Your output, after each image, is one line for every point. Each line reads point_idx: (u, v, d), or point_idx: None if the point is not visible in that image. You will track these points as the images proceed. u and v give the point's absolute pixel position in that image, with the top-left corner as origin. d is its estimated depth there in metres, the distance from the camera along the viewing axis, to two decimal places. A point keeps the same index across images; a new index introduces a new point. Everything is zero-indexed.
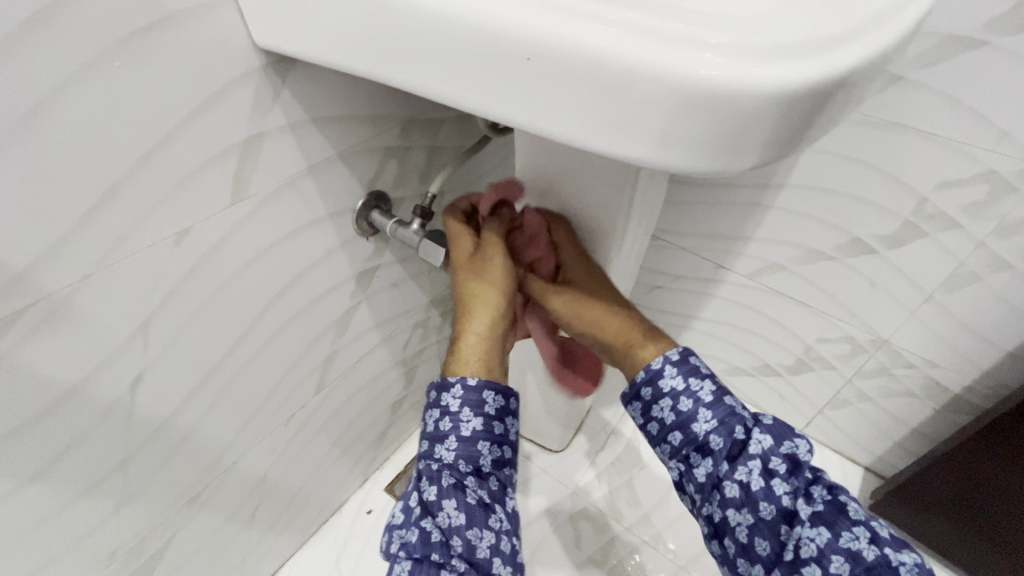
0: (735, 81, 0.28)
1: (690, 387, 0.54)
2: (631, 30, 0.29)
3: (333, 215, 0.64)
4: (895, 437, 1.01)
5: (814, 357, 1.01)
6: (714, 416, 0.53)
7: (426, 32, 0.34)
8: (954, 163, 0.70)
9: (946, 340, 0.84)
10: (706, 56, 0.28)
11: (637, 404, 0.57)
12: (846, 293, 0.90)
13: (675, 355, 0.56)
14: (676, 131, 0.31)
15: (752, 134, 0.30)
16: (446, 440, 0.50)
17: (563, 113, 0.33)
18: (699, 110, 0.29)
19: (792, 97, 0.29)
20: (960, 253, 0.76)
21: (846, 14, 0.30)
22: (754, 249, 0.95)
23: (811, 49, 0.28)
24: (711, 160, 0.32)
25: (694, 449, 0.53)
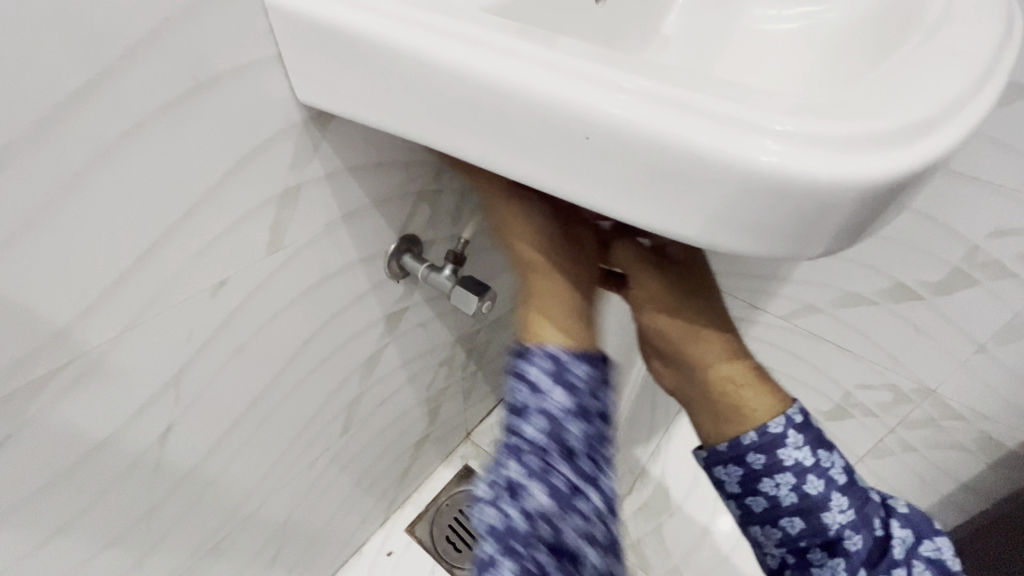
0: (798, 170, 0.27)
1: (820, 464, 0.48)
2: (688, 111, 0.29)
3: (365, 260, 0.63)
4: (942, 491, 0.95)
5: (853, 403, 0.97)
6: (850, 510, 0.47)
7: (482, 106, 0.34)
8: (1008, 211, 0.67)
9: (1000, 393, 0.79)
10: (766, 142, 0.28)
11: (739, 472, 0.49)
12: (889, 340, 0.86)
13: (798, 417, 0.49)
14: (732, 214, 0.30)
15: (817, 223, 0.29)
16: (528, 415, 0.39)
17: (618, 190, 0.32)
18: (757, 195, 0.28)
19: (863, 185, 0.27)
20: (1014, 303, 0.72)
21: (919, 92, 0.29)
22: (790, 290, 0.92)
23: (884, 136, 0.27)
24: (771, 245, 0.30)
25: (820, 543, 0.47)
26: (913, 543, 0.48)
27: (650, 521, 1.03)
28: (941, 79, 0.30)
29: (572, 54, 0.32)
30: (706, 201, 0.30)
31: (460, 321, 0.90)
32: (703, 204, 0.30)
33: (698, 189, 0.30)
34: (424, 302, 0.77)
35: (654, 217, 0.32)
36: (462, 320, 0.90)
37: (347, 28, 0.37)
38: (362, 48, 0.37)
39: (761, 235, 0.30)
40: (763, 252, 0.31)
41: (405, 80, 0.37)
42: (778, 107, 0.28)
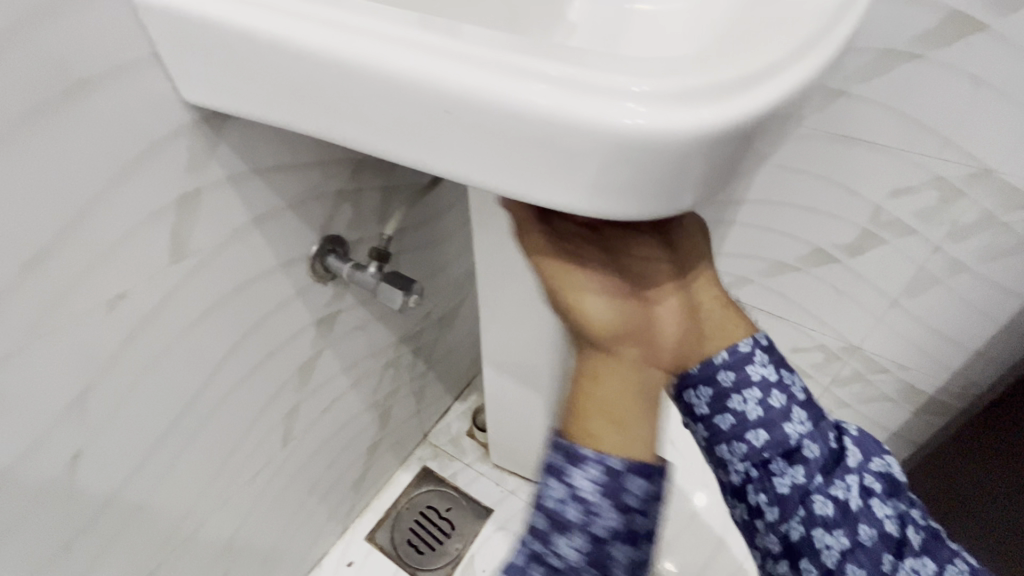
0: (659, 126, 0.28)
1: (782, 380, 0.52)
2: (553, 80, 0.30)
3: (286, 264, 0.62)
4: (876, 442, 1.00)
5: (791, 367, 1.01)
6: (807, 422, 0.50)
7: (358, 90, 0.34)
8: (903, 171, 0.71)
9: (915, 343, 0.84)
10: (626, 102, 0.28)
11: (708, 393, 0.52)
12: (814, 303, 0.90)
13: (764, 340, 0.53)
14: (607, 176, 0.30)
15: (684, 175, 0.30)
16: (570, 532, 0.41)
17: (495, 164, 0.33)
18: (626, 155, 0.29)
19: (719, 136, 0.28)
20: (918, 257, 0.76)
21: (765, 46, 0.30)
22: (721, 264, 0.96)
23: (734, 87, 0.28)
24: (645, 203, 0.31)
25: (782, 454, 0.49)
26: (868, 460, 0.49)
27: None
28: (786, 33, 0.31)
29: (441, 34, 0.32)
30: (581, 167, 0.31)
31: (402, 321, 0.89)
32: (579, 170, 0.31)
33: (572, 156, 0.31)
34: (357, 303, 0.76)
35: (537, 188, 0.33)
36: (404, 319, 0.89)
37: (220, 19, 0.37)
38: (238, 40, 0.37)
39: (637, 194, 0.31)
40: (640, 213, 0.32)
41: (283, 70, 0.36)
42: (634, 67, 0.29)
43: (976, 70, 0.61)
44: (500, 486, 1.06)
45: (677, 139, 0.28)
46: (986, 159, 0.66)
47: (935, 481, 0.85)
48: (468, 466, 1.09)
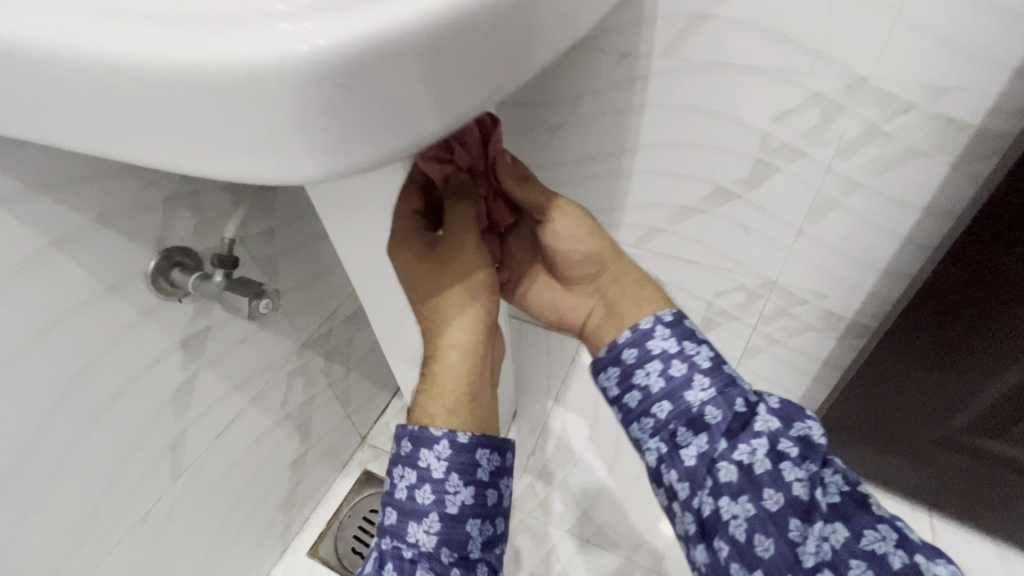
0: (340, 47, 0.24)
1: (685, 351, 0.51)
2: (210, 25, 0.25)
3: (119, 288, 0.56)
4: (810, 374, 0.99)
5: (718, 312, 0.99)
6: (712, 387, 0.49)
7: (26, 84, 0.28)
8: (781, 92, 0.68)
9: (827, 270, 0.82)
10: (297, 24, 0.24)
11: (617, 372, 0.53)
12: (724, 243, 0.87)
13: (668, 316, 0.53)
14: (304, 127, 0.27)
15: (393, 102, 0.28)
16: (426, 520, 0.47)
17: (199, 136, 0.27)
18: (315, 91, 0.25)
19: (420, 38, 0.26)
20: (813, 180, 0.73)
21: None
22: (630, 217, 0.92)
23: None
24: (362, 145, 0.29)
25: (687, 424, 0.49)
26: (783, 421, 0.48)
27: (556, 475, 1.02)
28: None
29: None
30: (270, 123, 0.26)
31: (301, 326, 0.83)
32: (270, 128, 0.26)
33: (252, 112, 0.26)
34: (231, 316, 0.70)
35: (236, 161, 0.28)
36: (302, 324, 0.84)
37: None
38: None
39: (348, 139, 0.28)
40: (389, 141, 0.29)
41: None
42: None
43: None
44: None
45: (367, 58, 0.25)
46: (857, 69, 0.62)
47: (872, 399, 0.82)
48: None
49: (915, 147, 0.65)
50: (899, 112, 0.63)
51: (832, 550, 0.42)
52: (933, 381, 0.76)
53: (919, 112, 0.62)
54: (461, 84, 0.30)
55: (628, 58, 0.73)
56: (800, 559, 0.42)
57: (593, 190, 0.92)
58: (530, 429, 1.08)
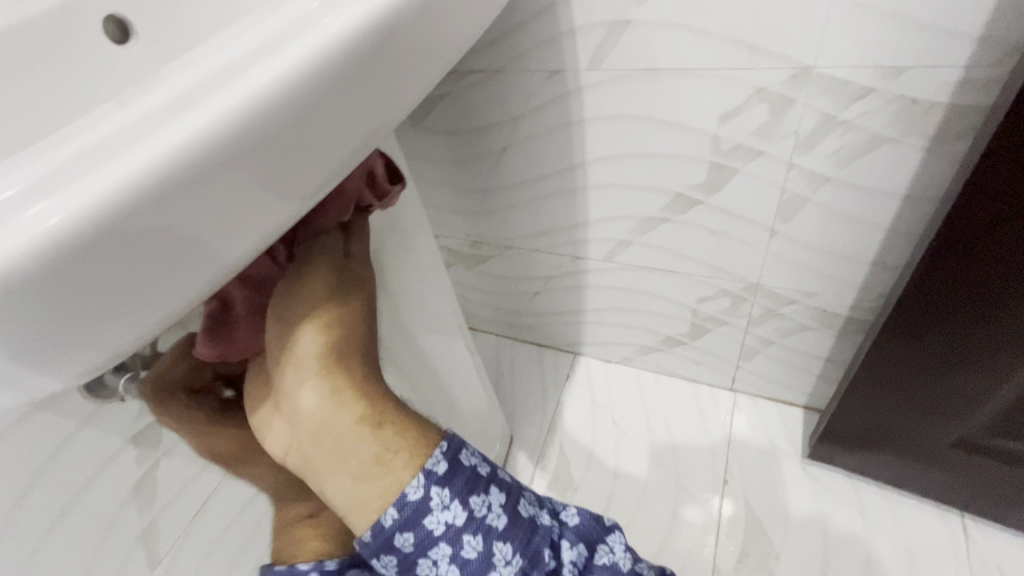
0: (79, 223, 0.21)
1: (469, 515, 0.42)
2: None
3: (48, 402, 0.55)
4: (814, 372, 0.91)
5: (704, 318, 0.92)
6: (517, 547, 0.42)
7: None
8: (722, 91, 0.61)
9: (811, 268, 0.74)
10: (25, 214, 0.21)
11: (402, 535, 0.41)
12: (696, 249, 0.81)
13: (439, 468, 0.42)
14: (49, 322, 0.22)
15: (178, 239, 0.24)
16: None
17: None
18: (54, 280, 0.21)
19: (183, 174, 0.23)
20: (777, 178, 0.66)
21: (206, 65, 0.25)
22: (595, 231, 0.87)
23: (161, 125, 0.23)
24: (145, 301, 0.24)
25: (452, 554, 0.41)
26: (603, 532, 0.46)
27: None
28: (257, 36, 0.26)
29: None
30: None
31: None
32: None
33: None
34: None
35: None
36: None
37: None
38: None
39: (111, 302, 0.23)
40: (200, 273, 0.26)
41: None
42: (27, 170, 0.22)
43: None
44: None
45: (119, 216, 0.22)
46: (800, 57, 0.55)
47: (868, 408, 0.76)
48: None
49: (881, 133, 0.57)
50: (855, 99, 0.56)
51: None
52: (928, 387, 0.70)
53: (879, 96, 0.54)
54: (269, 178, 0.26)
55: (556, 75, 0.68)
56: None
57: (553, 210, 0.87)
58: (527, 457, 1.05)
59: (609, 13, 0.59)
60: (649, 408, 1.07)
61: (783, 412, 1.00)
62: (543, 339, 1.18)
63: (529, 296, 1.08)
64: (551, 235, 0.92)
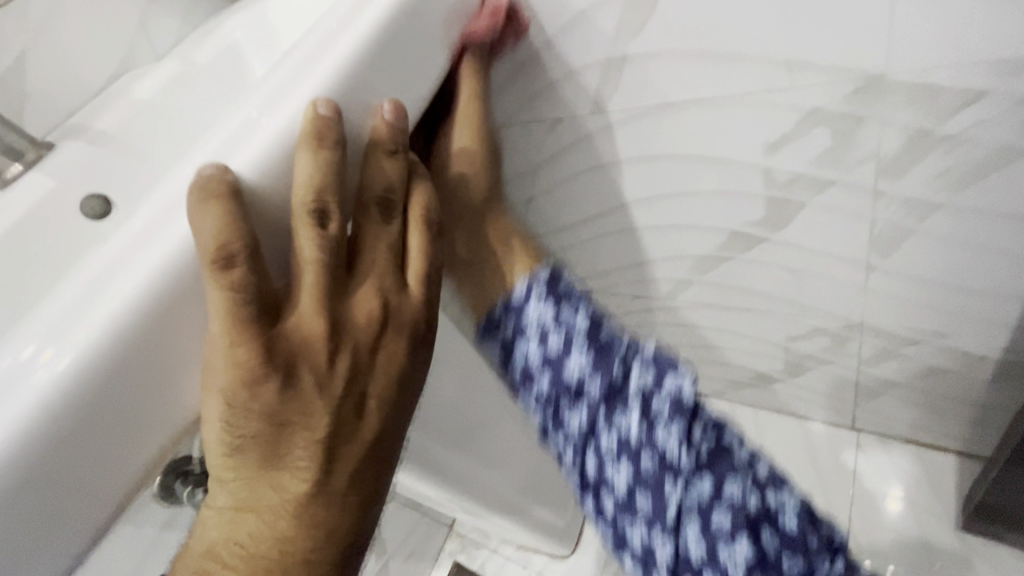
0: (84, 359, 0.25)
1: (562, 319, 0.44)
2: None
3: None
4: (964, 416, 0.71)
5: (800, 356, 0.76)
6: (588, 352, 0.43)
7: None
8: (763, 118, 0.47)
9: (934, 305, 0.56)
10: (30, 378, 0.25)
11: (512, 325, 0.47)
12: (773, 287, 0.66)
13: (545, 279, 0.46)
14: (71, 483, 0.26)
15: (155, 378, 0.27)
16: None
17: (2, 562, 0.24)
18: (69, 421, 0.25)
19: (150, 321, 0.27)
20: (860, 209, 0.50)
21: (147, 223, 0.29)
22: (647, 271, 0.75)
23: (115, 287, 0.27)
24: (157, 410, 0.28)
25: (585, 395, 0.43)
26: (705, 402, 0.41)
27: None
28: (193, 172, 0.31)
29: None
30: (31, 497, 0.25)
31: None
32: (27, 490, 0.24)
33: (21, 515, 0.24)
34: None
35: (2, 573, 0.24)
36: None
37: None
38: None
39: (117, 453, 0.27)
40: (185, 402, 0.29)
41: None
42: (27, 334, 0.27)
43: None
44: (529, 568, 1.01)
45: (115, 351, 0.26)
46: (862, 67, 0.40)
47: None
48: (494, 553, 1.04)
49: (1011, 143, 0.40)
50: (960, 106, 0.39)
51: (696, 497, 0.39)
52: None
53: (999, 98, 0.38)
54: None
55: (561, 122, 0.58)
56: (646, 444, 0.40)
57: (595, 255, 0.76)
58: None
59: (601, 50, 0.48)
60: None
61: (923, 456, 0.81)
62: None
63: None
64: (602, 278, 0.81)
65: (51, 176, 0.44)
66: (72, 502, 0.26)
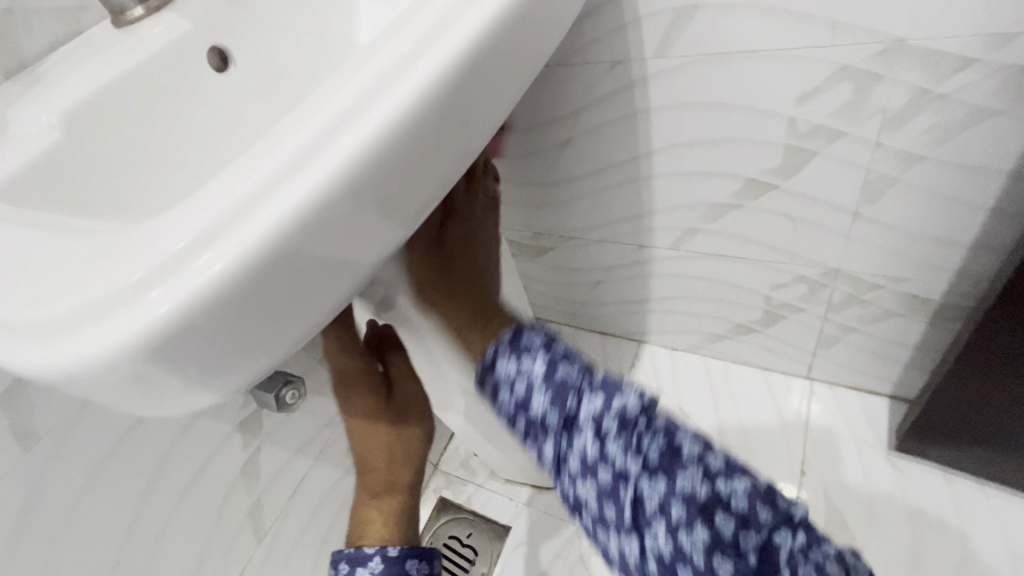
0: (265, 241, 0.25)
1: (634, 427, 0.37)
2: (205, 238, 0.26)
3: None
4: (901, 360, 0.87)
5: (778, 305, 0.89)
6: (631, 434, 0.37)
7: None
8: (801, 72, 0.58)
9: (900, 252, 0.70)
10: (291, 183, 0.27)
11: (572, 374, 0.40)
12: (771, 235, 0.78)
13: (646, 403, 0.38)
14: (308, 281, 0.28)
15: (383, 204, 0.29)
16: (369, 562, 0.52)
17: (245, 343, 0.27)
18: (318, 229, 0.27)
19: (393, 152, 0.28)
20: (860, 159, 0.63)
21: (380, 64, 0.31)
22: (662, 219, 0.85)
23: (364, 116, 0.28)
24: (377, 233, 0.30)
25: (561, 428, 0.40)
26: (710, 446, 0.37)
27: None
28: (414, 31, 0.32)
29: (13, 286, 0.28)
30: (282, 287, 0.26)
31: None
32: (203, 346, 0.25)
33: (269, 299, 0.26)
34: None
35: (245, 348, 0.27)
36: None
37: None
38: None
39: (342, 263, 0.29)
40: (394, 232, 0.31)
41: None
42: (233, 189, 0.27)
43: None
44: (515, 499, 1.04)
45: (343, 194, 0.27)
46: (888, 31, 0.51)
47: (949, 404, 0.77)
48: (481, 486, 1.07)
49: (983, 106, 0.53)
50: (954, 70, 0.52)
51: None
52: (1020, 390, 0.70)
53: (982, 66, 0.51)
54: (443, 147, 0.32)
55: (621, 65, 0.66)
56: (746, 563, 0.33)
57: (617, 201, 0.85)
58: None
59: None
60: (721, 399, 1.03)
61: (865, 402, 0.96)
62: (603, 326, 1.14)
63: (590, 287, 1.06)
64: (616, 225, 0.90)
65: (186, 18, 0.46)
66: (304, 299, 0.28)
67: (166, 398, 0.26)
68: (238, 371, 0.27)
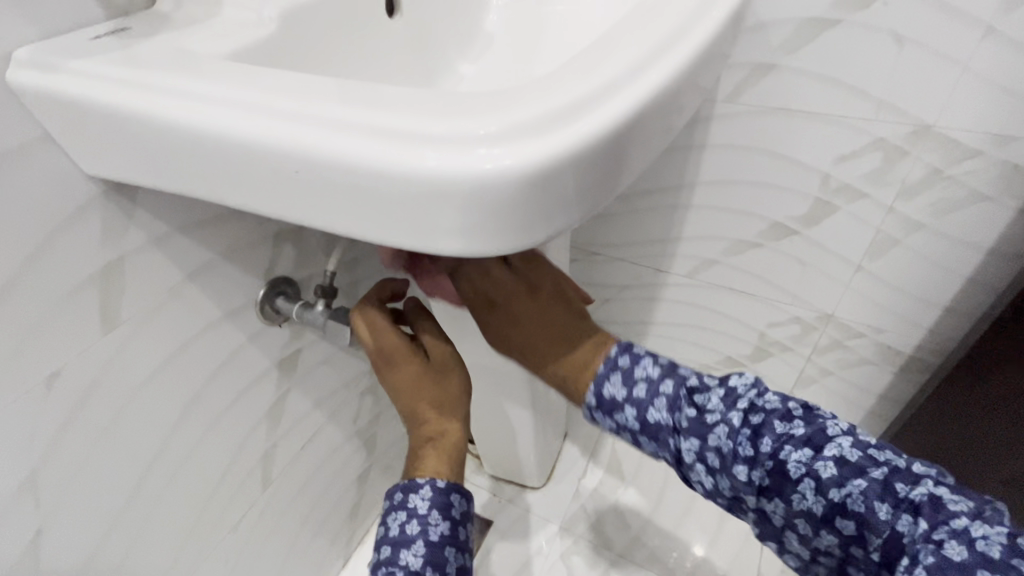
0: (577, 143, 0.30)
1: (770, 453, 0.42)
2: (542, 117, 0.30)
3: (231, 314, 0.61)
4: (864, 406, 0.99)
5: (770, 343, 1.00)
6: (782, 482, 0.42)
7: (296, 173, 0.33)
8: (843, 137, 0.71)
9: (886, 306, 0.83)
10: (602, 100, 0.32)
11: (724, 433, 0.44)
12: (781, 276, 0.89)
13: (790, 430, 0.42)
14: (587, 185, 0.33)
15: (640, 144, 0.36)
16: (419, 489, 0.49)
17: (537, 216, 0.32)
18: (612, 143, 0.32)
19: (658, 106, 0.35)
20: (873, 219, 0.76)
21: (647, 40, 0.38)
22: (685, 248, 0.94)
23: (648, 72, 0.35)
24: (628, 165, 0.36)
25: (674, 459, 0.47)
26: (796, 419, 0.43)
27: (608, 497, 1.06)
28: (666, 25, 0.40)
29: (329, 115, 0.32)
30: (577, 182, 0.32)
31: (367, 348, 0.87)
32: (508, 209, 0.30)
33: (568, 189, 0.32)
34: (317, 340, 0.75)
35: (533, 222, 0.32)
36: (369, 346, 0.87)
37: (112, 103, 0.36)
38: (137, 129, 0.36)
39: (606, 179, 0.34)
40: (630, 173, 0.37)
41: (173, 154, 0.36)
42: (549, 88, 0.33)
43: (900, 29, 0.61)
44: (497, 496, 1.06)
45: (632, 124, 0.33)
46: (922, 114, 0.65)
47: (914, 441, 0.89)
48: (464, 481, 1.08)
49: (977, 190, 0.68)
50: (965, 157, 0.66)
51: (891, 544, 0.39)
52: None
53: (983, 158, 0.65)
54: (675, 119, 0.39)
55: None
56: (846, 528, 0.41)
57: (650, 225, 0.93)
58: (581, 451, 1.10)
59: (759, 57, 0.69)
60: None
61: None
62: None
63: (597, 305, 1.10)
64: (641, 248, 0.97)
65: None
66: (580, 196, 0.33)
67: (466, 235, 0.31)
68: (517, 238, 0.32)
